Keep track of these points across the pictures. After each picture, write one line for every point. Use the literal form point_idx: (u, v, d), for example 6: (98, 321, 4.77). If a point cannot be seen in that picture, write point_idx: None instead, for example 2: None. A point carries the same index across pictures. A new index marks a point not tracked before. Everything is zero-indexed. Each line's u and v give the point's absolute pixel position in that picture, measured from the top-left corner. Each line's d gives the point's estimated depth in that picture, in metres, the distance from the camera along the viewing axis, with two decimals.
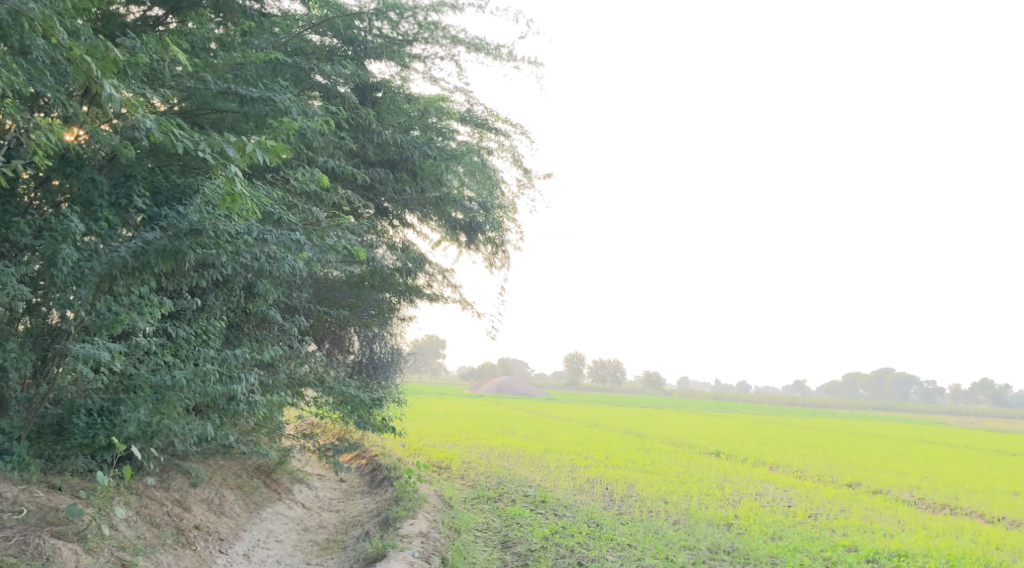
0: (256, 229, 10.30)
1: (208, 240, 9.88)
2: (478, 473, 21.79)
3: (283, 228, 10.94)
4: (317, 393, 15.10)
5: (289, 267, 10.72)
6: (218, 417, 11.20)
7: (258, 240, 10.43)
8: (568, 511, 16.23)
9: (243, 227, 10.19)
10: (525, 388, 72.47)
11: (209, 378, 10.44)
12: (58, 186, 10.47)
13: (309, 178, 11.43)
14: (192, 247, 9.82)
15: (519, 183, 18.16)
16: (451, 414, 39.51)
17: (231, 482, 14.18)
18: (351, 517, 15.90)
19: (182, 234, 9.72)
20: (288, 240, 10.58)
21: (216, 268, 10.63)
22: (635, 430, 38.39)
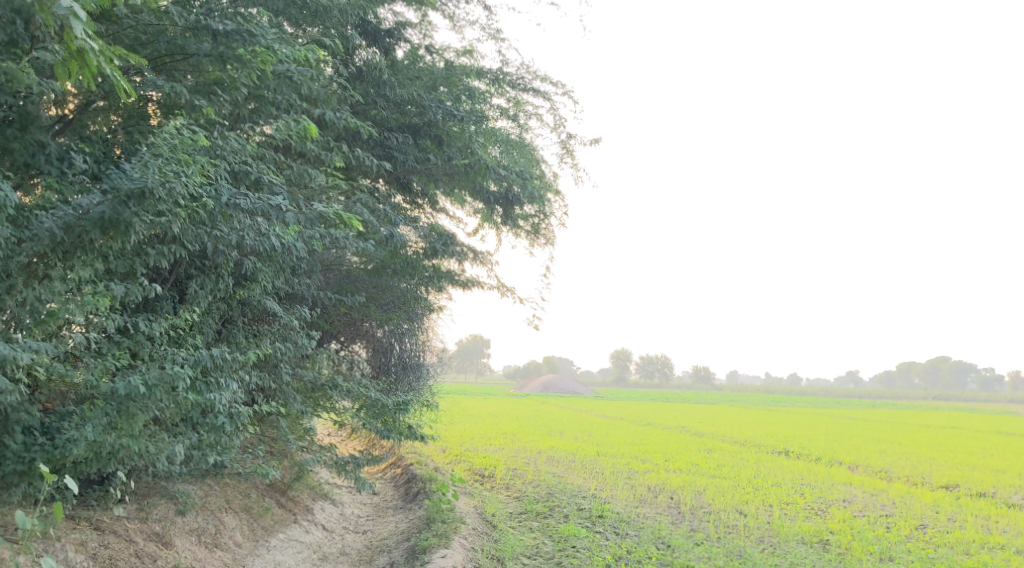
0: (224, 191, 8.10)
1: (164, 204, 7.62)
2: (526, 482, 19.59)
3: (263, 191, 8.66)
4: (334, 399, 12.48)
5: (273, 242, 8.46)
6: (197, 433, 8.97)
7: (229, 207, 8.21)
8: (633, 531, 13.84)
9: (206, 190, 7.99)
10: (573, 386, 70.07)
11: (176, 386, 8.23)
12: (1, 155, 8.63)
13: (293, 125, 9.32)
14: (140, 217, 7.54)
15: (563, 152, 15.86)
16: (496, 415, 37.29)
17: (235, 505, 12.09)
18: (379, 539, 13.74)
19: (125, 198, 7.44)
20: (266, 205, 8.33)
21: (182, 244, 8.32)
22: (693, 427, 35.97)
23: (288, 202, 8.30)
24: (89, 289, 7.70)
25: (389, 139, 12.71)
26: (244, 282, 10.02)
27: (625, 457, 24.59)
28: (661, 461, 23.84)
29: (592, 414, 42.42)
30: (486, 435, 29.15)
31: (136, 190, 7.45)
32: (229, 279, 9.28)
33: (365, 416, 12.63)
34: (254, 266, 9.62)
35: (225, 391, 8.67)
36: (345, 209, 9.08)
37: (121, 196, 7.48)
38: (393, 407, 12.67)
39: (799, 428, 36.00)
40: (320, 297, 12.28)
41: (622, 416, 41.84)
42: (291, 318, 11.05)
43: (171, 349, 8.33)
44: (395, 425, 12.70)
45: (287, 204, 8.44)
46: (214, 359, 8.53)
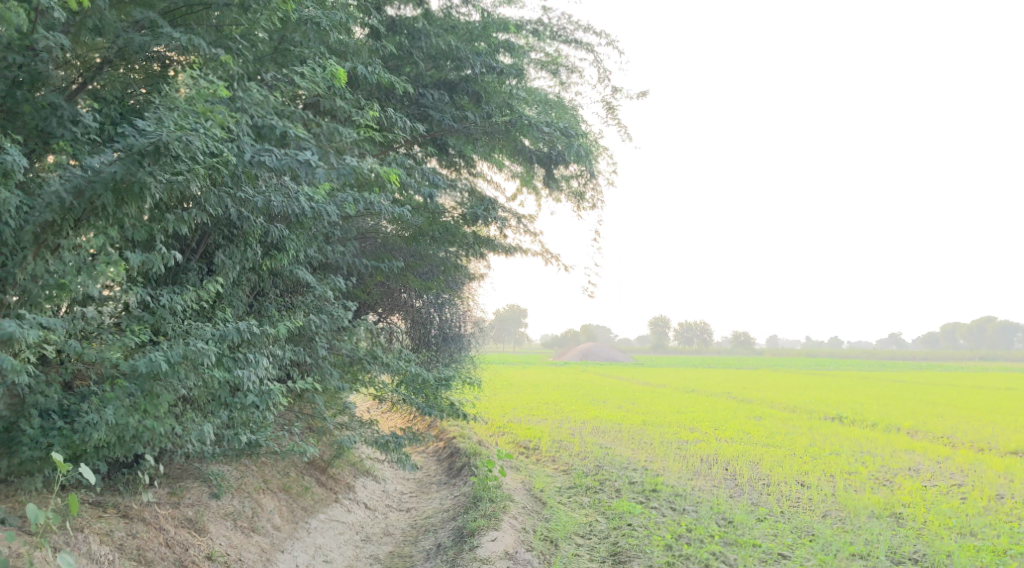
0: (246, 147, 7.36)
1: (182, 163, 6.92)
2: (572, 454, 18.95)
3: (290, 147, 7.84)
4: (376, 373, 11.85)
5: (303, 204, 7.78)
6: (229, 414, 8.31)
7: (253, 164, 7.45)
8: (690, 506, 13.20)
9: (226, 147, 7.27)
10: (613, 353, 69.33)
11: (202, 363, 7.58)
12: (14, 121, 8.00)
13: (318, 73, 8.54)
14: (156, 177, 6.86)
15: (607, 107, 15.03)
16: (537, 385, 36.68)
17: (272, 485, 11.53)
18: (424, 517, 13.16)
19: (139, 158, 6.75)
20: (293, 161, 7.44)
21: (204, 208, 7.64)
22: (740, 394, 35.16)
23: (317, 158, 7.56)
24: (104, 259, 7.04)
25: (423, 96, 12.03)
26: (274, 251, 9.39)
27: (673, 427, 23.85)
28: (710, 430, 23.08)
29: (634, 382, 41.68)
30: (528, 405, 28.54)
31: (150, 147, 6.76)
32: (259, 247, 8.67)
33: (405, 390, 11.99)
34: (283, 233, 8.98)
35: (256, 367, 8.00)
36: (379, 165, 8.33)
37: (134, 154, 6.80)
38: (433, 382, 12.02)
39: (849, 393, 35.05)
40: (355, 266, 11.54)
41: (666, 384, 41.08)
42: (325, 288, 10.38)
43: (196, 323, 7.67)
44: (436, 400, 12.06)
45: (315, 161, 7.70)
46: (243, 332, 7.85)
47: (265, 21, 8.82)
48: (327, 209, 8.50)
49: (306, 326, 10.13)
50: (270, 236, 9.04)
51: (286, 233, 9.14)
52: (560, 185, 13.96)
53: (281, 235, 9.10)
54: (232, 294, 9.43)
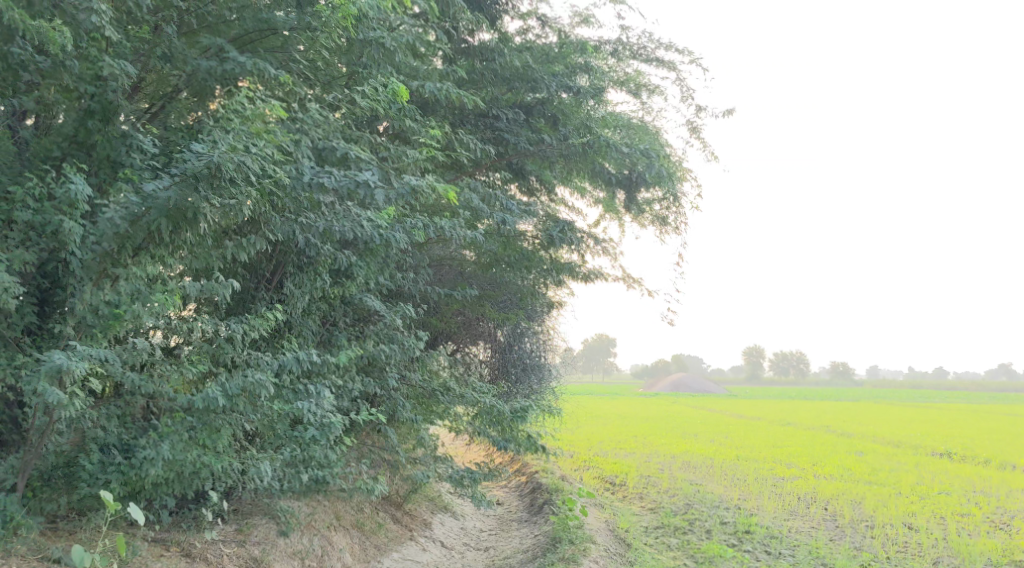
0: (306, 169, 7.00)
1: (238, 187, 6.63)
2: (659, 491, 18.24)
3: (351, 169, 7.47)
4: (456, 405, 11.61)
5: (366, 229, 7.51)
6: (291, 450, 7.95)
7: (312, 186, 7.08)
8: (786, 549, 12.51)
9: (285, 169, 6.93)
10: (704, 384, 67.90)
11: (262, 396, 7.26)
12: (84, 151, 7.86)
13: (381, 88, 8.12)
14: (212, 202, 6.55)
15: (691, 127, 14.49)
16: (625, 416, 35.91)
17: (345, 522, 11.24)
18: (502, 556, 12.71)
19: (193, 181, 6.43)
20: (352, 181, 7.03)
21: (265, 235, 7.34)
22: (837, 426, 33.85)
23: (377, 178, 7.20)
24: (160, 288, 6.76)
25: (499, 119, 11.67)
26: (343, 279, 9.21)
27: (766, 462, 22.89)
28: (806, 466, 22.07)
29: (726, 414, 40.53)
30: (614, 438, 27.83)
31: (204, 170, 6.42)
32: (329, 276, 8.53)
33: (480, 422, 11.54)
34: (352, 259, 8.77)
35: (319, 399, 7.66)
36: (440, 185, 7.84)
37: (190, 178, 6.48)
38: (509, 412, 11.50)
39: (955, 426, 33.44)
40: (429, 293, 11.37)
41: (758, 416, 39.86)
42: (395, 317, 10.04)
43: (256, 354, 7.38)
44: (512, 428, 11.52)
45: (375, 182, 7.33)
46: (304, 362, 7.52)
47: (324, 39, 8.53)
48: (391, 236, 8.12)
49: (376, 356, 9.81)
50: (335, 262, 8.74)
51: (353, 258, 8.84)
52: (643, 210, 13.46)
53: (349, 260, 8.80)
54: (302, 323, 9.17)
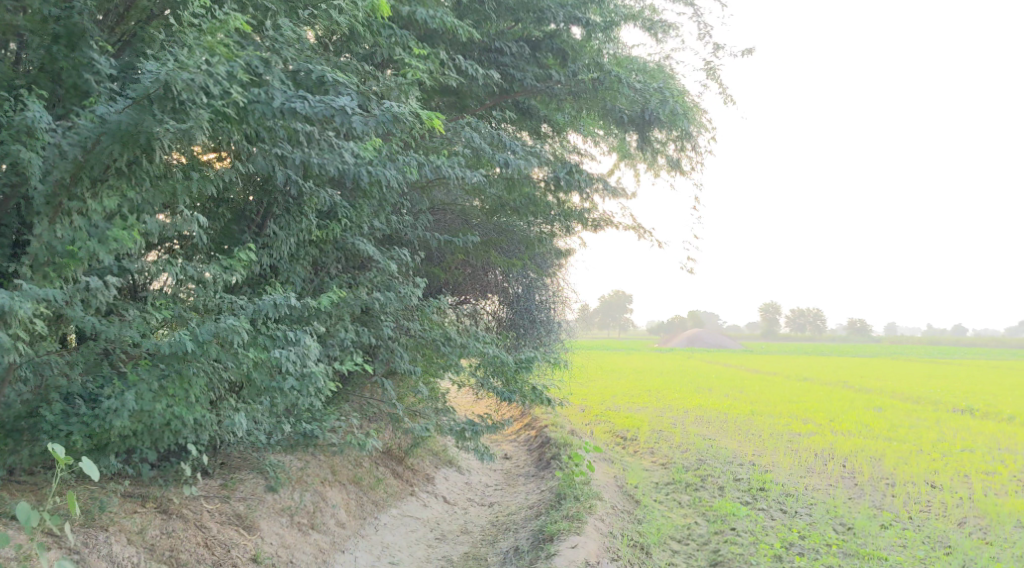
0: (278, 94, 6.39)
1: (198, 110, 6.11)
2: (671, 446, 17.75)
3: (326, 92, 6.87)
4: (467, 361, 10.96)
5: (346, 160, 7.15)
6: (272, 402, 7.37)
7: (285, 112, 6.47)
8: (802, 508, 12.03)
9: (252, 93, 6.36)
10: (719, 339, 67.27)
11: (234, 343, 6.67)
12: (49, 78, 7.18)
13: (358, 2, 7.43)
14: (169, 125, 6.02)
15: (709, 66, 13.71)
16: (639, 370, 35.41)
17: (341, 476, 10.77)
18: (506, 513, 12.25)
19: (148, 101, 5.92)
20: (327, 105, 6.45)
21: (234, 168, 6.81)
22: (855, 382, 33.31)
23: (354, 103, 6.59)
24: (121, 224, 6.21)
25: (502, 51, 10.98)
26: (328, 221, 8.64)
27: (781, 417, 22.35)
28: (823, 421, 21.52)
29: (740, 369, 39.99)
30: (627, 392, 27.31)
31: (158, 91, 5.89)
32: (313, 215, 8.21)
33: (482, 373, 11.00)
34: (335, 197, 8.21)
35: (299, 347, 7.06)
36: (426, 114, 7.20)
37: (144, 100, 5.96)
38: (513, 363, 10.94)
39: (975, 383, 32.85)
40: (429, 240, 10.64)
41: (775, 371, 39.36)
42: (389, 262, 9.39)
43: (229, 297, 6.82)
44: (517, 380, 10.97)
45: (354, 108, 6.71)
46: (281, 307, 6.93)
47: None
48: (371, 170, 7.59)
49: (370, 303, 9.25)
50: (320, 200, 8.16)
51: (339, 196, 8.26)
52: (656, 152, 12.76)
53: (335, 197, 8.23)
54: (290, 268, 8.63)
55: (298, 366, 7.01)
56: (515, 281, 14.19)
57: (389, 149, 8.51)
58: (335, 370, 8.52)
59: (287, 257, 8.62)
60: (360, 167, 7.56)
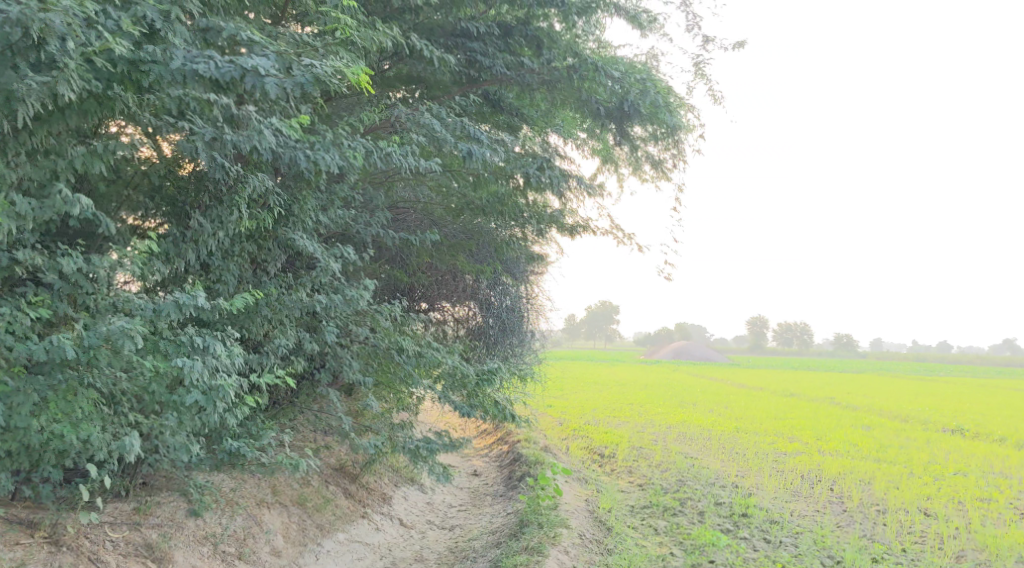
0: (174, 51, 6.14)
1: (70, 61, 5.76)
2: (651, 465, 16.77)
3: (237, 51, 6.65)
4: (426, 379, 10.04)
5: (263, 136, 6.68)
6: (180, 419, 6.35)
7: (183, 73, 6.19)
8: (788, 537, 11.09)
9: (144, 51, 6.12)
10: (706, 352, 66.34)
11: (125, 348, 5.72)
12: None
13: None
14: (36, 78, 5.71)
15: (698, 59, 12.75)
16: (622, 383, 34.44)
17: (283, 497, 9.79)
18: (467, 538, 11.25)
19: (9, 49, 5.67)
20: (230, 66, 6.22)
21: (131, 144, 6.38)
22: (845, 399, 32.42)
23: (265, 61, 6.25)
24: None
25: (469, 34, 10.03)
26: (258, 210, 7.66)
27: (767, 435, 21.43)
28: (811, 440, 20.63)
29: (727, 383, 39.04)
30: (609, 406, 26.36)
31: (19, 38, 5.65)
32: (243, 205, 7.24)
33: (439, 386, 10.05)
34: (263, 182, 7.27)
35: (208, 356, 6.14)
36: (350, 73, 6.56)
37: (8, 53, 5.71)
38: (473, 376, 9.99)
39: (968, 402, 31.96)
40: (383, 236, 9.72)
41: (762, 386, 38.45)
42: (332, 261, 8.34)
43: (126, 295, 5.95)
44: (477, 394, 10.03)
45: (266, 69, 6.32)
46: (187, 309, 6.02)
47: None
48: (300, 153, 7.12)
49: (312, 307, 8.32)
50: (248, 190, 7.28)
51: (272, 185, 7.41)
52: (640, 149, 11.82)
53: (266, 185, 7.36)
54: (222, 265, 7.76)
55: (208, 379, 6.07)
56: (488, 284, 13.42)
57: (330, 132, 7.60)
58: (263, 382, 7.57)
59: (220, 253, 7.74)
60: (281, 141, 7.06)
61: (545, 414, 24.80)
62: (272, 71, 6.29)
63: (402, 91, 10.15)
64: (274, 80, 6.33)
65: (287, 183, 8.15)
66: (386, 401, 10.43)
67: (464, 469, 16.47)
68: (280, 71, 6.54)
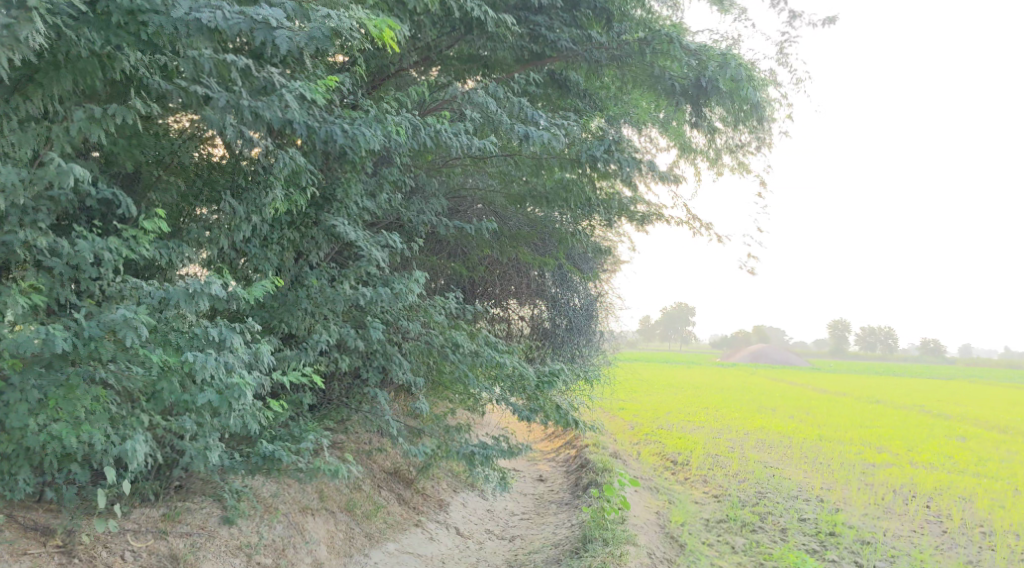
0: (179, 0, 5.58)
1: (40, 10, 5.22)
2: (728, 473, 15.92)
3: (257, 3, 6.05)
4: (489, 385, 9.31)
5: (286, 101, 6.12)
6: (195, 418, 6.08)
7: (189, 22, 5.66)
8: (881, 561, 10.66)
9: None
10: (785, 356, 64.53)
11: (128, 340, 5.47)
12: None
13: None
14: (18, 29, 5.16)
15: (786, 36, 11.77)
16: (698, 386, 33.34)
17: (330, 503, 9.15)
18: (528, 550, 10.53)
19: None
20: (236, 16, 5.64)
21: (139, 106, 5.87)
22: (935, 406, 30.92)
23: (277, 11, 5.62)
24: None
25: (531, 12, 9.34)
26: (295, 190, 7.06)
27: (853, 444, 20.29)
28: (901, 451, 19.48)
29: (806, 388, 37.63)
30: (683, 410, 25.35)
31: None
32: (275, 187, 6.78)
33: (497, 387, 9.30)
34: (293, 158, 6.70)
35: (225, 351, 5.87)
36: (371, 23, 5.86)
37: None
38: (533, 378, 9.20)
39: None
40: (438, 225, 9.04)
41: (845, 391, 36.97)
42: (378, 249, 7.64)
43: (133, 282, 5.69)
44: (538, 396, 9.22)
45: (279, 21, 5.70)
46: (198, 299, 5.75)
47: None
48: (333, 130, 6.49)
49: (355, 300, 7.66)
50: (280, 168, 6.72)
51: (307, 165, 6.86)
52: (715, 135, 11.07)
53: (298, 161, 6.80)
54: (260, 254, 7.24)
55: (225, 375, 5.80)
56: (554, 280, 12.97)
57: (375, 107, 6.91)
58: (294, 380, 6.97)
59: (257, 241, 7.23)
60: (308, 111, 6.44)
61: (617, 418, 23.92)
62: (284, 22, 5.67)
63: (460, 70, 9.45)
64: (288, 34, 5.71)
65: (330, 164, 7.52)
66: (441, 402, 9.76)
67: (530, 474, 15.75)
68: (296, 22, 5.92)
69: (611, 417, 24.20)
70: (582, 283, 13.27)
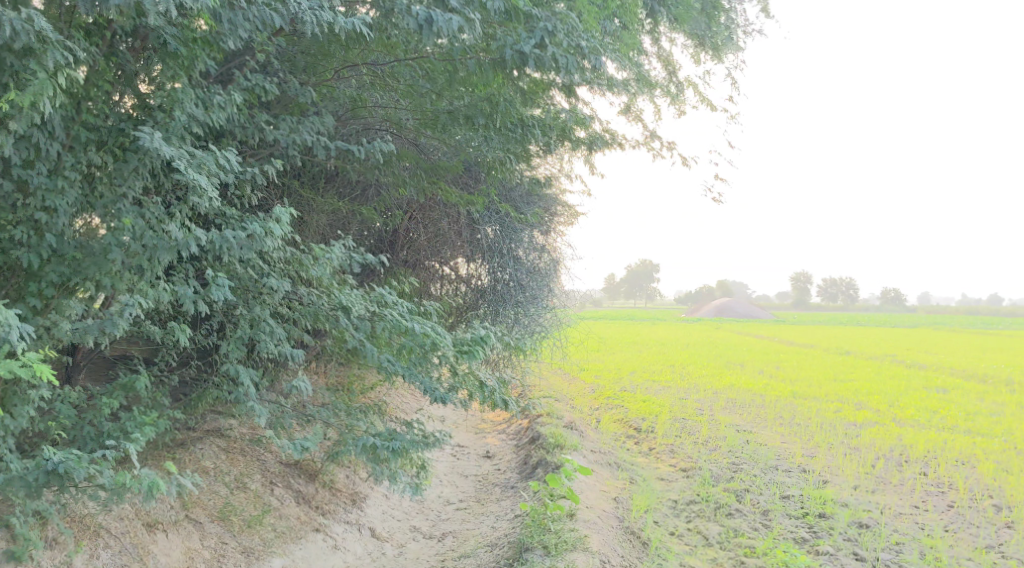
0: None
1: None
2: (695, 440, 14.15)
3: None
4: (394, 358, 7.00)
5: None
6: None
7: None
8: (886, 553, 8.86)
9: None
10: (750, 308, 63.12)
11: None
12: None
13: None
14: None
15: None
16: (663, 343, 31.51)
17: (197, 512, 7.20)
18: (460, 555, 8.58)
19: None
20: None
21: None
22: (910, 357, 29.42)
23: None
24: None
25: None
26: (65, 76, 5.19)
27: (829, 402, 18.59)
28: (882, 408, 17.81)
29: (774, 342, 35.97)
30: (649, 369, 23.56)
31: None
32: (34, 84, 4.97)
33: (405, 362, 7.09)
34: (40, 25, 4.93)
35: None
36: None
37: None
38: (451, 346, 7.05)
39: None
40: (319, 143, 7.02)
41: (815, 344, 35.43)
42: (208, 173, 5.53)
43: None
44: (459, 370, 7.19)
45: None
46: None
47: None
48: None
49: (187, 247, 5.59)
50: (5, 34, 4.89)
51: (55, 36, 4.99)
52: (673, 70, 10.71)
53: (40, 28, 4.94)
54: (49, 184, 5.39)
55: None
56: (489, 226, 10.94)
57: None
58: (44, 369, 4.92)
59: (45, 166, 5.41)
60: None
61: (576, 382, 22.04)
62: None
63: None
64: None
65: (146, 62, 5.74)
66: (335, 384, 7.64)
67: (475, 451, 13.83)
68: None
69: (571, 380, 22.36)
70: (523, 229, 11.24)
